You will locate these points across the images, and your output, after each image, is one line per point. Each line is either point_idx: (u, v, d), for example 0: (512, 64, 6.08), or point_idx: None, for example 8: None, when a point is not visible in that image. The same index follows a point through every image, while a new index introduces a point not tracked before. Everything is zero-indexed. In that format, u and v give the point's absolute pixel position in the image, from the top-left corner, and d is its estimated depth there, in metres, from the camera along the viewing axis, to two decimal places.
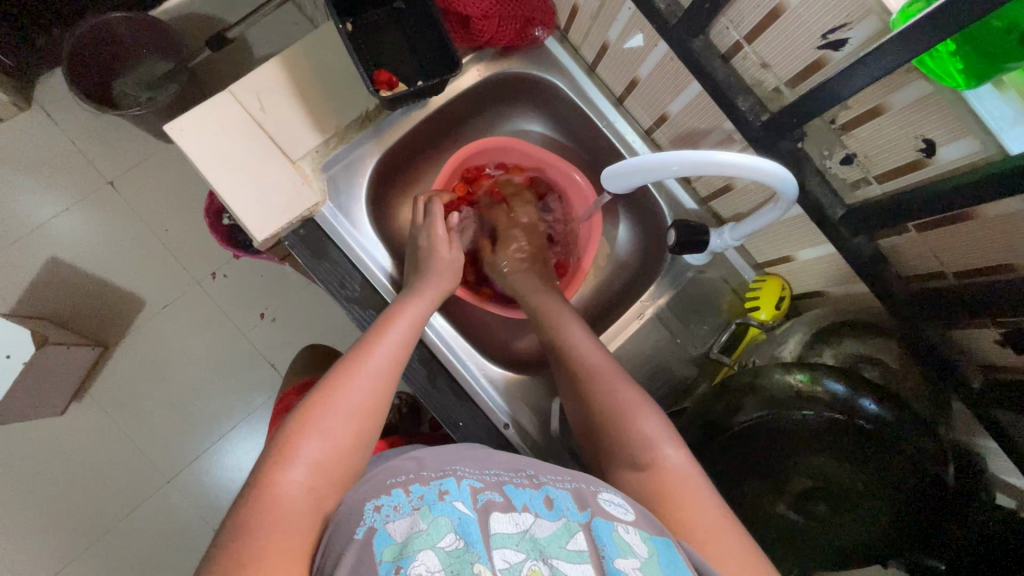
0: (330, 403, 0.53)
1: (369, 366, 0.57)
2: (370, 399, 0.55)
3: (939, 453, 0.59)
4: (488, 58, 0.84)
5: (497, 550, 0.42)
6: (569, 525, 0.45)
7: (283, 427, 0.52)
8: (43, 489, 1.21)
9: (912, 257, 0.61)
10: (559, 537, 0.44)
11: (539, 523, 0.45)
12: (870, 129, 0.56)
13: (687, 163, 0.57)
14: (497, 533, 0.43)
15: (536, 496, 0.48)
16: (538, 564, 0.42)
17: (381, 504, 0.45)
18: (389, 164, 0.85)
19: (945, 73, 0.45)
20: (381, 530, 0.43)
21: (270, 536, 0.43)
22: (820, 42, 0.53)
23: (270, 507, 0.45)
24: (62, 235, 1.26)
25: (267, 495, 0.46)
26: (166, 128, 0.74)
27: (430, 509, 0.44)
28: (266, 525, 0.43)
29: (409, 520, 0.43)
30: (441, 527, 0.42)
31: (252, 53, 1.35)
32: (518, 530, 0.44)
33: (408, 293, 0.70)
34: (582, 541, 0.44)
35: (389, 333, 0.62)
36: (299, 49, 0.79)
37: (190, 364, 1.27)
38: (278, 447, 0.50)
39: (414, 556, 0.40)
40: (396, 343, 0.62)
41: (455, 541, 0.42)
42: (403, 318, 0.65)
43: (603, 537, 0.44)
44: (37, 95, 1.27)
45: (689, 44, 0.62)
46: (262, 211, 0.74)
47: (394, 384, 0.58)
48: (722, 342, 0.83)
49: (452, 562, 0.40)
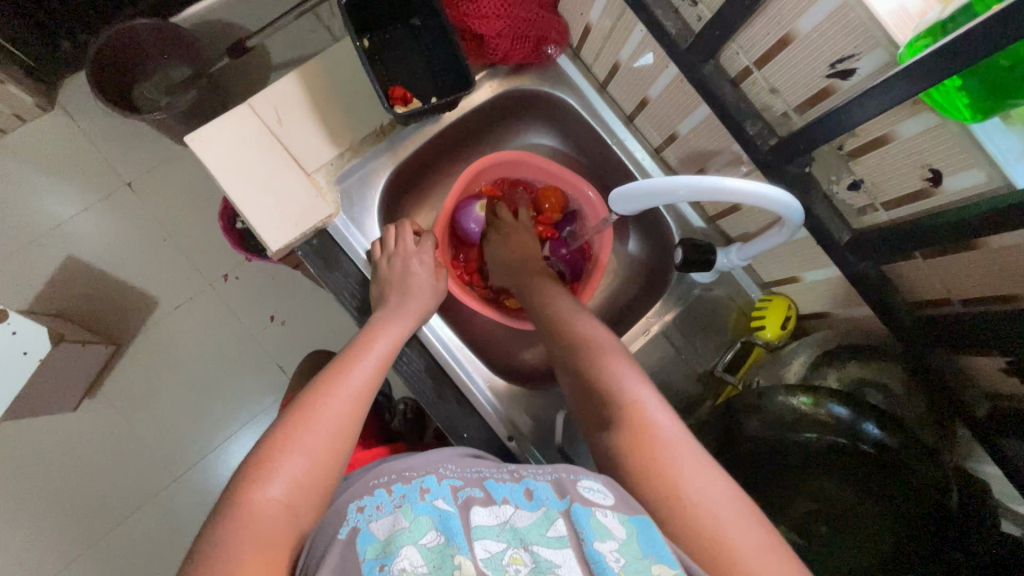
0: (310, 422, 0.54)
1: (348, 387, 0.59)
2: (348, 419, 0.56)
3: (944, 481, 0.58)
4: (501, 75, 0.86)
5: (479, 540, 0.43)
6: (549, 513, 0.46)
7: (262, 444, 0.53)
8: (54, 483, 1.23)
9: (920, 283, 0.61)
10: (539, 525, 0.44)
11: (519, 513, 0.46)
12: (875, 157, 0.56)
13: (694, 190, 0.58)
14: (477, 525, 0.44)
15: (516, 488, 0.50)
16: (519, 551, 0.42)
17: (364, 505, 0.48)
18: (401, 176, 0.86)
19: (951, 106, 0.46)
20: (363, 529, 0.45)
21: (244, 555, 0.44)
22: (829, 70, 0.54)
23: (247, 523, 0.46)
24: (80, 235, 1.29)
25: (245, 512, 0.46)
26: (188, 138, 0.76)
27: (412, 507, 0.46)
28: (241, 544, 0.44)
29: (391, 519, 0.45)
30: (423, 525, 0.44)
31: (269, 60, 1.37)
32: (498, 522, 0.45)
33: (390, 311, 0.72)
34: (561, 527, 0.44)
35: (369, 354, 0.64)
36: (317, 63, 0.81)
37: (200, 364, 1.30)
38: (257, 464, 0.50)
39: (398, 552, 0.41)
40: (376, 364, 0.63)
41: (436, 538, 0.43)
42: (383, 340, 0.67)
43: (582, 521, 0.44)
44: (60, 97, 1.31)
45: (699, 69, 0.63)
46: (276, 221, 0.76)
47: (371, 404, 0.60)
48: (726, 361, 0.83)
49: (434, 557, 0.41)
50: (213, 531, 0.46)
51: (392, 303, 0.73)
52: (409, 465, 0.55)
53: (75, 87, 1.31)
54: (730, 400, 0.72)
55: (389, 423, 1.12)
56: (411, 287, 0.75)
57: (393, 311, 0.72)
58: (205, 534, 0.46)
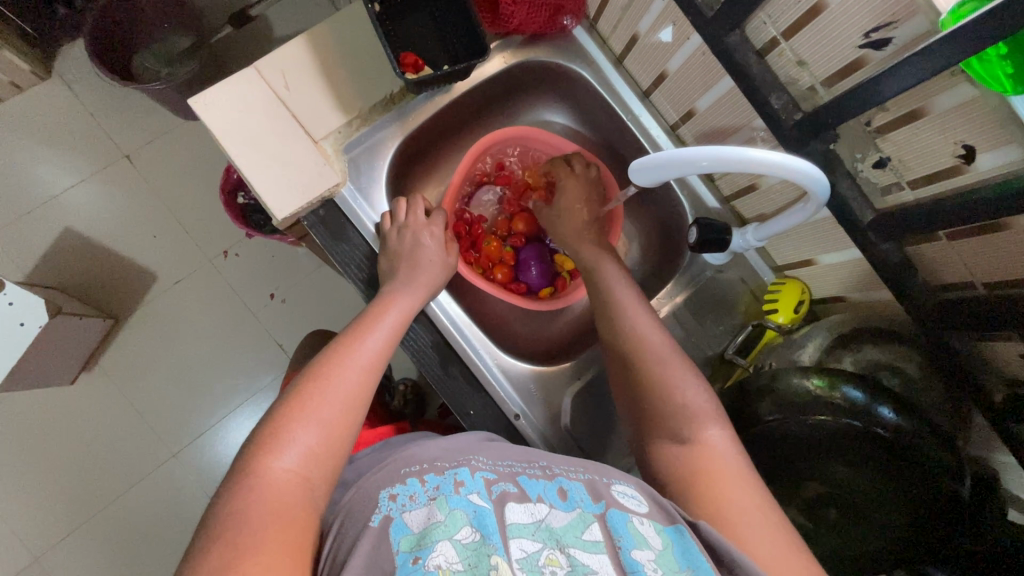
0: (321, 391, 0.53)
1: (358, 358, 0.58)
2: (360, 389, 0.55)
3: (958, 467, 0.59)
4: (514, 46, 0.84)
5: (514, 539, 0.43)
6: (585, 515, 0.46)
7: (273, 413, 0.51)
8: (50, 456, 1.22)
9: (946, 269, 0.60)
10: (575, 527, 0.45)
11: (554, 513, 0.46)
12: (907, 132, 0.54)
13: (717, 161, 0.56)
14: (513, 523, 0.44)
15: (550, 487, 0.49)
16: (555, 552, 0.42)
17: (396, 493, 0.46)
18: (411, 148, 0.84)
19: (992, 77, 0.44)
20: (397, 518, 0.44)
21: (255, 525, 0.42)
22: (862, 40, 0.52)
23: (263, 494, 0.44)
24: (76, 207, 1.26)
25: (258, 483, 0.45)
26: (190, 101, 0.73)
27: (447, 500, 0.45)
28: (257, 513, 0.43)
29: (426, 510, 0.44)
30: (457, 520, 0.43)
31: (272, 31, 1.33)
32: (534, 520, 0.45)
33: (400, 285, 0.70)
34: (597, 531, 0.45)
35: (380, 327, 0.63)
36: (325, 27, 0.78)
37: (199, 340, 1.28)
38: (269, 433, 0.49)
39: (432, 547, 0.41)
40: (386, 337, 0.62)
41: (472, 534, 0.42)
42: (393, 315, 0.65)
43: (619, 528, 0.45)
44: (57, 64, 1.27)
45: (724, 39, 0.61)
46: (284, 190, 0.74)
47: (382, 376, 0.59)
48: (737, 343, 0.81)
49: (470, 554, 0.41)
50: (223, 501, 0.44)
51: (403, 278, 0.71)
52: (432, 453, 0.53)
53: (71, 55, 1.28)
54: (743, 381, 0.71)
55: (390, 404, 1.11)
56: (419, 260, 0.73)
57: (403, 284, 0.70)
58: (217, 503, 0.44)
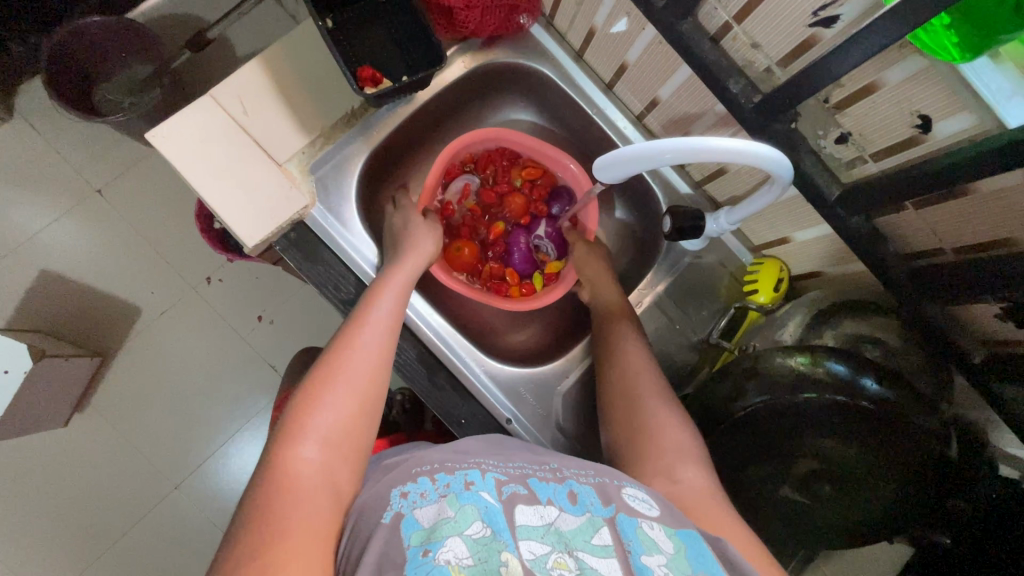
0: (331, 378, 0.53)
1: (364, 340, 0.57)
2: (373, 369, 0.55)
3: (943, 431, 0.60)
4: (473, 49, 0.83)
5: (524, 541, 0.43)
6: (594, 520, 0.46)
7: (288, 408, 0.52)
8: (50, 499, 1.21)
9: (914, 234, 0.60)
10: (584, 531, 0.45)
11: (563, 516, 0.46)
12: (864, 106, 0.55)
13: (680, 153, 0.56)
14: (522, 525, 0.44)
15: (560, 490, 0.49)
16: (564, 556, 0.43)
17: (408, 490, 0.46)
18: (377, 162, 0.84)
19: (939, 46, 0.44)
20: (408, 515, 0.44)
21: (284, 520, 0.42)
22: (812, 19, 0.52)
23: (286, 486, 0.45)
24: (52, 246, 1.25)
25: (282, 475, 0.45)
26: (148, 135, 0.72)
27: (457, 497, 0.45)
28: (281, 506, 0.43)
29: (436, 507, 0.44)
30: (468, 515, 0.43)
31: (233, 51, 1.31)
32: (544, 522, 0.45)
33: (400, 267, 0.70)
34: (606, 536, 0.45)
35: (380, 308, 0.62)
36: (280, 46, 0.77)
37: (190, 369, 1.27)
38: (286, 428, 0.49)
39: (443, 541, 0.41)
40: (389, 317, 0.61)
41: (482, 529, 0.42)
42: (394, 293, 0.65)
43: (628, 532, 0.46)
44: (17, 103, 1.24)
45: (678, 27, 0.60)
46: (252, 217, 0.73)
47: (394, 354, 0.58)
48: (721, 327, 0.83)
49: (480, 549, 0.41)
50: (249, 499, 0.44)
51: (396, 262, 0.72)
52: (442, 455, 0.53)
53: (31, 92, 1.25)
54: (726, 366, 0.71)
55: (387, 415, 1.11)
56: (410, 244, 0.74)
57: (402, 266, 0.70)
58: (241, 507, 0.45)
